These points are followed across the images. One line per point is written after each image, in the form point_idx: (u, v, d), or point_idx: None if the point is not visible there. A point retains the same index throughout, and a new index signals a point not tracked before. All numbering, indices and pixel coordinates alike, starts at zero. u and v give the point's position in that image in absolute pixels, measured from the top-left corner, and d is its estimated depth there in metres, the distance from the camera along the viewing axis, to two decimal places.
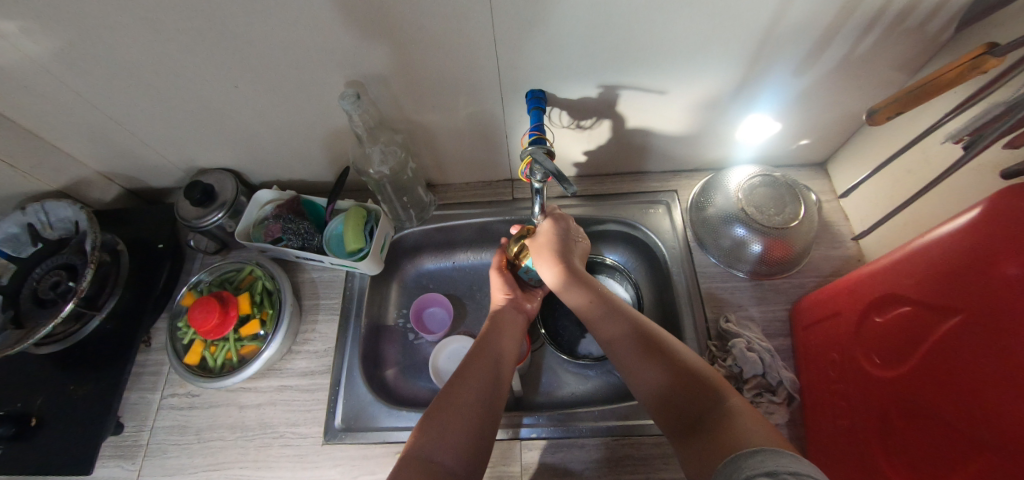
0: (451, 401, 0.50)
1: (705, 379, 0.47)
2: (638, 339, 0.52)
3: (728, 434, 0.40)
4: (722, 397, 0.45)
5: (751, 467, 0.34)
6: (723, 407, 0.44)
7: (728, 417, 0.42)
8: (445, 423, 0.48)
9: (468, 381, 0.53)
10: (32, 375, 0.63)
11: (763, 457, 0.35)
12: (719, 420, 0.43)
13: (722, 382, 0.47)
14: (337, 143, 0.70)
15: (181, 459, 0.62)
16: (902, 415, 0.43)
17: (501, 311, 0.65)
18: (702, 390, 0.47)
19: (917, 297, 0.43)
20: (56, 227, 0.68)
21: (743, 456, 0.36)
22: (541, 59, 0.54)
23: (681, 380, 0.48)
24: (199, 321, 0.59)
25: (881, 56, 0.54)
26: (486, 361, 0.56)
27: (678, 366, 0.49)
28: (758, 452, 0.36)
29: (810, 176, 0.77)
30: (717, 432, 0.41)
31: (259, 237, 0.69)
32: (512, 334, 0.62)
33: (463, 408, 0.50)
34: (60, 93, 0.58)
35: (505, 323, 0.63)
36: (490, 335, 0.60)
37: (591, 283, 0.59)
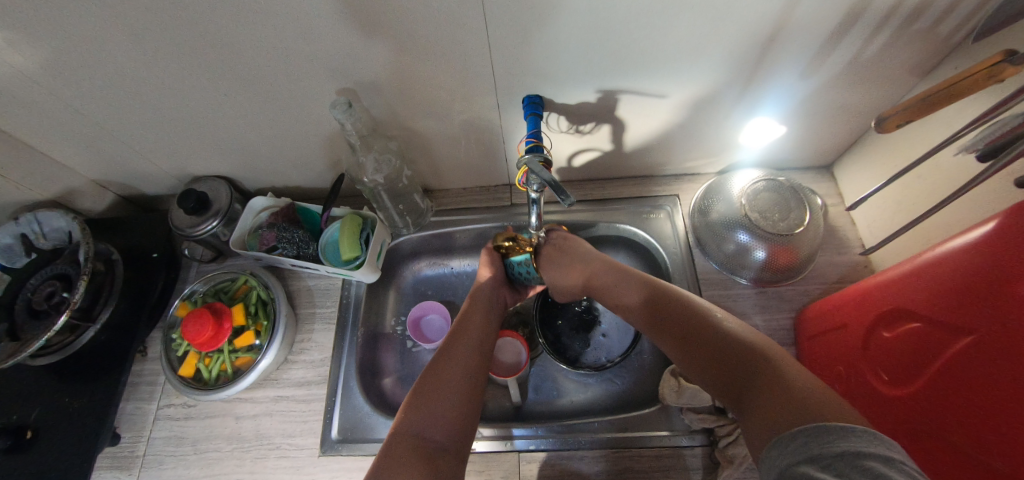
0: (435, 376, 0.49)
1: (749, 344, 0.42)
2: (651, 305, 0.52)
3: (781, 399, 0.35)
4: (771, 361, 0.39)
5: (797, 451, 0.30)
6: (772, 370, 0.38)
7: (782, 381, 0.36)
8: (432, 401, 0.47)
9: (452, 357, 0.52)
10: (28, 386, 0.63)
11: (805, 438, 0.30)
12: (770, 384, 0.37)
13: (772, 347, 0.41)
14: (331, 150, 0.69)
15: (177, 470, 0.61)
16: (913, 435, 0.42)
17: (481, 290, 0.63)
18: (747, 355, 0.41)
19: (925, 314, 0.42)
20: (51, 236, 0.68)
21: (793, 433, 0.32)
22: (536, 64, 0.52)
23: (720, 345, 0.43)
24: (192, 334, 0.58)
25: (889, 58, 0.52)
26: (470, 338, 0.55)
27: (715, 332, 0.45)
28: (807, 428, 0.31)
29: (816, 180, 0.75)
30: (766, 396, 0.36)
31: (255, 246, 0.68)
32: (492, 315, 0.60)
33: (449, 383, 0.48)
34: (49, 103, 0.57)
35: (484, 301, 0.61)
36: (470, 314, 0.59)
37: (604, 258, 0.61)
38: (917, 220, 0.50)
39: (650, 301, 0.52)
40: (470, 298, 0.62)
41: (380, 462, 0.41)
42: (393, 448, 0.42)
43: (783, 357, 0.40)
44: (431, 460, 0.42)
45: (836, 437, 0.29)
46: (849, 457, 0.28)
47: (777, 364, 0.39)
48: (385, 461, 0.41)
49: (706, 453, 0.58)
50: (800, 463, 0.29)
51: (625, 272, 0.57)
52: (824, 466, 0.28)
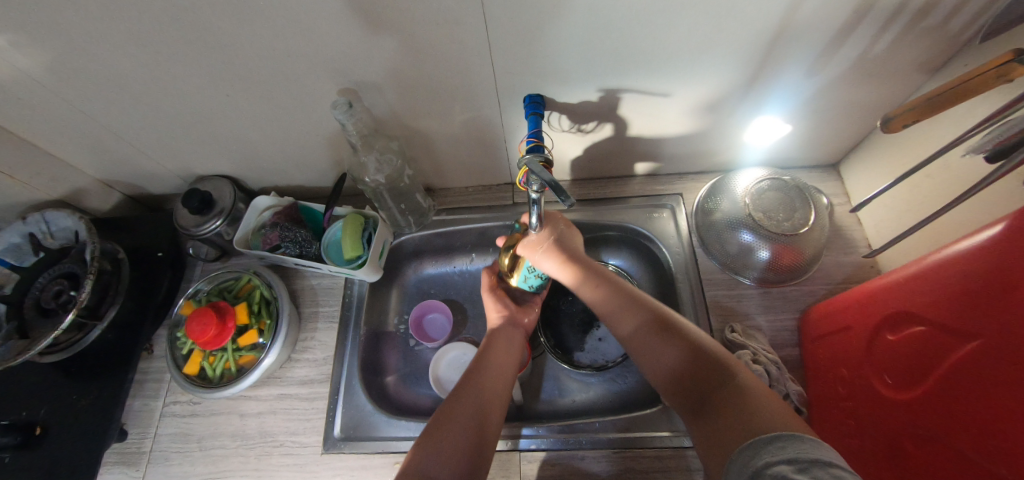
0: (447, 412, 0.50)
1: (715, 360, 0.46)
2: (656, 330, 0.51)
3: (741, 415, 0.39)
4: (732, 375, 0.43)
5: (769, 454, 0.34)
6: (733, 386, 0.42)
7: (741, 397, 0.41)
8: (441, 436, 0.47)
9: (465, 393, 0.52)
10: (37, 384, 0.64)
11: (782, 444, 0.34)
12: (732, 400, 0.41)
13: (733, 362, 0.45)
14: (333, 150, 0.69)
15: (183, 467, 0.62)
16: (918, 441, 0.41)
17: (500, 330, 0.64)
18: (713, 370, 0.45)
19: (931, 317, 0.41)
20: (58, 236, 0.69)
21: (758, 444, 0.35)
22: (537, 64, 0.52)
23: (690, 359, 0.47)
24: (196, 333, 0.58)
25: (897, 55, 0.51)
26: (486, 375, 0.55)
27: (684, 345, 0.48)
28: (778, 438, 0.34)
29: (822, 178, 0.74)
30: (730, 412, 0.40)
31: (258, 245, 0.68)
32: (508, 350, 0.61)
33: (460, 421, 0.49)
34: (54, 105, 0.57)
35: (501, 340, 0.62)
36: (487, 352, 0.60)
37: (609, 278, 0.58)
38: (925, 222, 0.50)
39: (654, 325, 0.51)
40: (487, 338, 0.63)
41: None
42: None
43: (742, 370, 0.44)
44: None
45: (809, 447, 0.33)
46: (821, 464, 0.31)
47: (737, 379, 0.43)
48: None
49: None
50: (776, 462, 0.33)
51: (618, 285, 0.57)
52: (800, 467, 0.31)
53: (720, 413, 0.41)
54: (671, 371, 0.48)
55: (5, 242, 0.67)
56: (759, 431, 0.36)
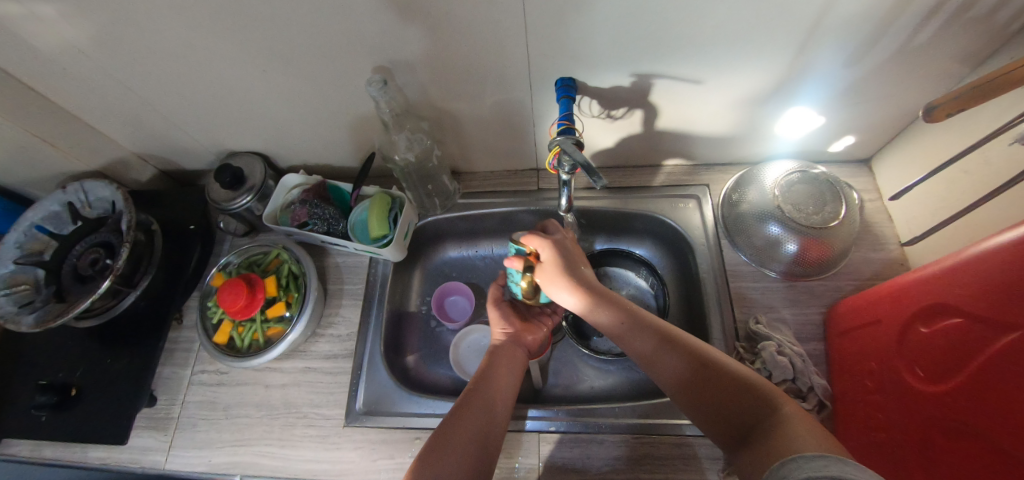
0: (455, 423, 0.50)
1: (745, 384, 0.45)
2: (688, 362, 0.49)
3: (776, 439, 0.38)
4: (774, 404, 0.41)
5: (809, 470, 0.32)
6: (772, 413, 0.41)
7: (781, 423, 0.39)
8: (446, 451, 0.47)
9: (473, 408, 0.52)
10: (72, 347, 0.66)
11: (826, 462, 0.32)
12: (771, 426, 0.39)
13: (772, 389, 0.43)
14: (361, 131, 0.70)
15: (209, 433, 0.64)
16: (949, 434, 0.41)
17: (500, 347, 0.62)
18: (748, 395, 0.43)
19: (968, 310, 0.41)
20: (95, 206, 0.71)
21: (796, 461, 0.34)
22: (572, 46, 0.52)
23: (712, 379, 0.46)
24: (227, 303, 0.60)
25: (942, 46, 0.50)
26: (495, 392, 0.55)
27: (687, 356, 0.49)
28: (821, 456, 0.33)
29: (853, 173, 0.73)
30: (765, 437, 0.39)
31: (287, 221, 0.70)
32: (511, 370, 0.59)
33: (464, 438, 0.49)
34: (96, 76, 0.59)
35: (502, 358, 0.60)
36: (490, 369, 0.58)
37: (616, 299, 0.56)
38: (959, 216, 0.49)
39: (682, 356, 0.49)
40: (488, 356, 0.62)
41: None
42: None
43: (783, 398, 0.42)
44: None
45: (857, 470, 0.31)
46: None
47: (775, 405, 0.41)
48: None
49: None
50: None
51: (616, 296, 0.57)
52: None
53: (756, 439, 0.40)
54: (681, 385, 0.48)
55: (45, 210, 0.69)
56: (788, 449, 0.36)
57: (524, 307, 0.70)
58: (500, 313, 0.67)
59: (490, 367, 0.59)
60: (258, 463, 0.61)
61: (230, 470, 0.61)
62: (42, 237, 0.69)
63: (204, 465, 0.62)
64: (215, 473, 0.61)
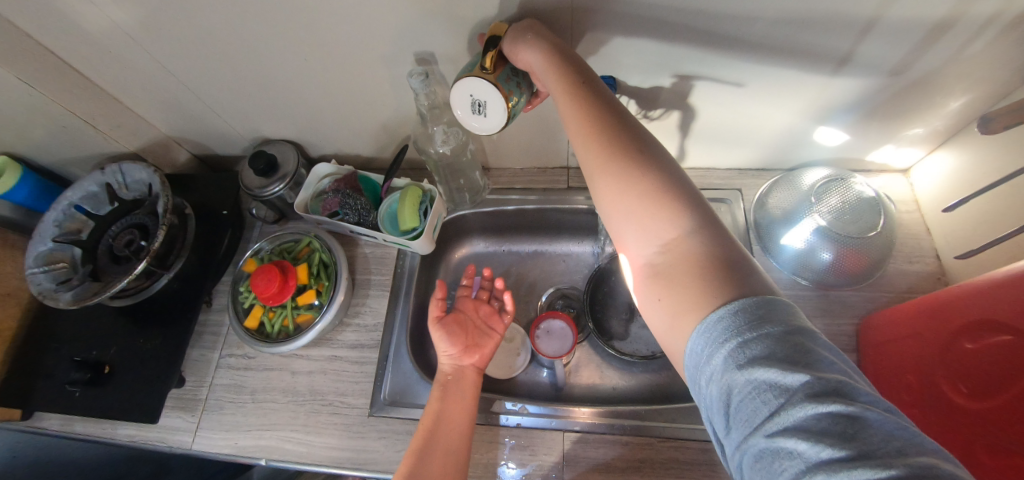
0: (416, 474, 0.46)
1: (668, 187, 0.37)
2: (622, 158, 0.39)
3: (713, 276, 0.32)
4: (703, 227, 0.35)
5: (725, 324, 0.29)
6: (689, 228, 0.35)
7: (719, 259, 0.33)
8: None
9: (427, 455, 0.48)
10: (106, 324, 0.68)
11: (745, 314, 0.28)
12: (685, 256, 0.34)
13: (696, 199, 0.37)
14: (395, 122, 0.70)
15: (236, 416, 0.65)
16: (994, 454, 0.40)
17: (448, 375, 0.58)
18: (671, 202, 0.36)
19: (1016, 326, 0.40)
20: (132, 188, 0.72)
21: (707, 316, 0.30)
22: (616, 45, 0.51)
23: (649, 184, 0.37)
24: (260, 288, 0.61)
25: (997, 57, 0.48)
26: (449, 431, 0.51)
27: (629, 154, 0.39)
28: (756, 305, 0.28)
29: (891, 184, 0.71)
30: (683, 271, 0.33)
31: (318, 209, 0.70)
32: (462, 400, 0.55)
33: None
34: (141, 60, 0.60)
35: (452, 389, 0.56)
36: (440, 405, 0.54)
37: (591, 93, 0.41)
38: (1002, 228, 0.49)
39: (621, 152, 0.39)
40: (438, 386, 0.57)
41: None
42: None
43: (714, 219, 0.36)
44: None
45: (782, 316, 0.28)
46: (786, 334, 0.27)
47: (700, 226, 0.35)
48: None
49: None
50: (727, 355, 0.27)
51: (588, 81, 0.42)
52: (774, 358, 0.26)
53: (673, 270, 0.34)
54: (601, 177, 0.40)
55: (84, 190, 0.70)
56: (711, 301, 0.31)
57: (469, 315, 0.65)
58: (443, 332, 0.61)
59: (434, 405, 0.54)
60: (283, 448, 0.62)
61: (256, 454, 0.62)
62: (79, 216, 0.70)
63: (231, 447, 0.63)
64: (241, 455, 0.62)
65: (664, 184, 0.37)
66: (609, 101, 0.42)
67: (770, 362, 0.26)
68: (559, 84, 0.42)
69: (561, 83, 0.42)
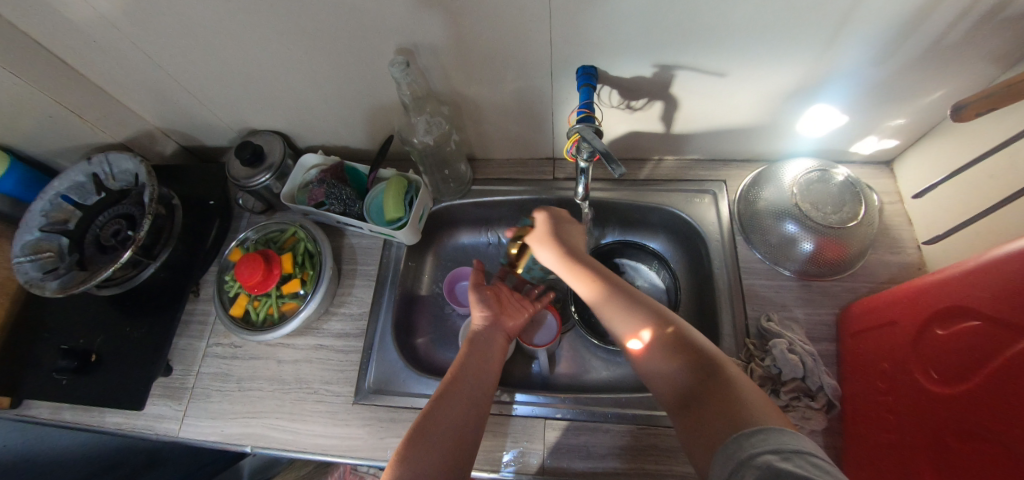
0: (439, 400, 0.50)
1: (695, 349, 0.47)
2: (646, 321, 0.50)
3: (727, 411, 0.40)
4: (722, 371, 0.44)
5: (754, 446, 0.35)
6: (717, 378, 0.44)
7: (729, 394, 0.42)
8: (426, 430, 0.47)
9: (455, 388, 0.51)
10: (93, 314, 0.68)
11: (764, 435, 0.36)
12: (714, 400, 0.42)
13: (718, 355, 0.46)
14: (381, 113, 0.70)
15: (222, 404, 0.65)
16: (958, 436, 0.41)
17: (478, 334, 0.59)
18: (699, 360, 0.46)
19: (987, 312, 0.40)
20: (119, 178, 0.72)
21: (742, 436, 0.37)
22: (596, 35, 0.51)
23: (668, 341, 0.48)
24: (245, 276, 0.61)
25: (974, 45, 0.48)
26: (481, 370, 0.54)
27: (651, 316, 0.50)
28: (761, 430, 0.37)
29: (874, 174, 0.72)
30: (713, 410, 0.41)
31: (304, 200, 0.71)
32: (484, 353, 0.57)
33: (448, 414, 0.49)
34: (127, 50, 0.60)
35: (479, 346, 0.57)
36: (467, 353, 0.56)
37: (600, 269, 0.57)
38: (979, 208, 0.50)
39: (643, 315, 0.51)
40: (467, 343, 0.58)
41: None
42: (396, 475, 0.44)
43: (726, 364, 0.45)
44: None
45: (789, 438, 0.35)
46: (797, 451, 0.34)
47: (726, 375, 0.44)
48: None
49: None
50: (760, 454, 0.35)
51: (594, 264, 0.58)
52: (788, 458, 0.33)
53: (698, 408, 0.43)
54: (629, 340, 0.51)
55: (70, 180, 0.70)
56: (734, 426, 0.38)
57: (505, 293, 0.67)
58: (479, 298, 0.63)
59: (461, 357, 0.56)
60: (268, 435, 0.62)
61: (242, 441, 0.63)
62: (66, 207, 0.70)
63: (216, 434, 0.64)
64: (227, 442, 0.63)
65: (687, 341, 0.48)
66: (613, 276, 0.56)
67: (789, 463, 0.33)
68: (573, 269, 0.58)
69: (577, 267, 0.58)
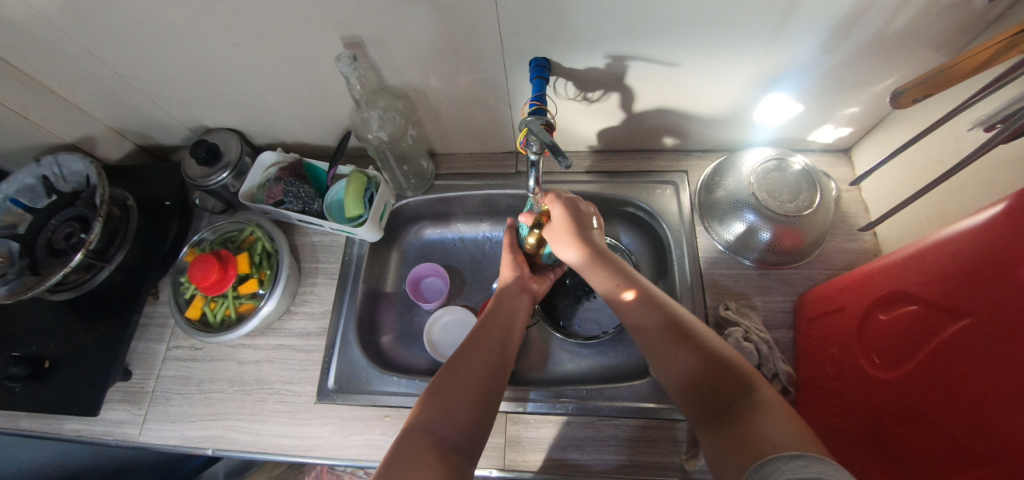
0: (459, 371, 0.50)
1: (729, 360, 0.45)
2: (674, 335, 0.48)
3: (755, 431, 0.37)
4: (752, 390, 0.41)
5: (792, 470, 0.31)
6: (751, 397, 0.41)
7: (755, 412, 0.39)
8: (448, 399, 0.47)
9: (474, 362, 0.51)
10: (47, 319, 0.67)
11: (805, 462, 0.32)
12: (748, 415, 0.39)
13: (753, 372, 0.44)
14: (337, 108, 0.69)
15: (183, 407, 0.65)
16: (898, 421, 0.42)
17: (502, 303, 0.61)
18: (729, 375, 0.44)
19: (924, 297, 0.41)
20: (70, 180, 0.70)
21: (777, 459, 0.33)
22: (544, 27, 0.50)
23: (698, 356, 0.46)
24: (198, 277, 0.61)
25: (917, 32, 0.49)
26: (495, 341, 0.55)
27: (680, 328, 0.48)
28: (800, 456, 0.32)
29: (832, 163, 0.72)
30: (740, 430, 0.38)
31: (263, 198, 0.69)
32: (511, 313, 0.60)
33: (467, 384, 0.49)
34: (68, 47, 0.58)
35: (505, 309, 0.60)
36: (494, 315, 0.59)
37: (614, 261, 0.56)
38: (916, 197, 0.50)
39: (669, 327, 0.49)
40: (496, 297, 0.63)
41: (394, 456, 0.42)
42: (408, 442, 0.43)
43: (759, 384, 0.42)
44: (445, 458, 0.42)
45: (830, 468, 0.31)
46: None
47: (756, 396, 0.41)
48: (397, 454, 0.41)
49: (692, 428, 0.59)
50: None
51: (611, 257, 0.57)
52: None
53: (724, 427, 0.40)
54: (653, 348, 0.49)
55: (19, 183, 0.68)
56: (763, 450, 0.35)
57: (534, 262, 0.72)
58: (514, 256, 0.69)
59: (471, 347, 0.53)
60: (229, 437, 0.62)
61: (202, 444, 0.62)
62: (16, 210, 0.68)
63: (176, 438, 0.63)
64: (188, 445, 0.62)
65: (716, 356, 0.45)
66: (627, 270, 0.55)
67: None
68: (587, 260, 0.57)
69: (591, 261, 0.57)
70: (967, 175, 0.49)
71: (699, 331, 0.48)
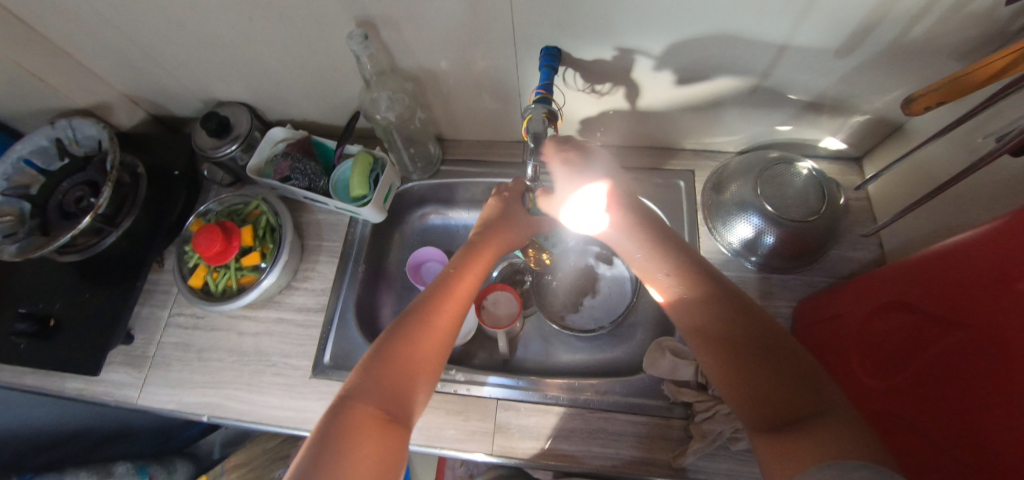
0: (405, 339, 0.46)
1: (788, 360, 0.40)
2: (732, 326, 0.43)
3: (814, 437, 0.33)
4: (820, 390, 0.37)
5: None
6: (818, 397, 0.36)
7: (820, 416, 0.35)
8: (388, 368, 0.44)
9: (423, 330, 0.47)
10: (54, 280, 0.68)
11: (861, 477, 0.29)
12: (804, 420, 0.35)
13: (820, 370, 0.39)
14: (347, 87, 0.69)
15: (182, 373, 0.66)
16: (891, 427, 0.42)
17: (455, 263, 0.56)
18: (791, 371, 0.39)
19: (920, 308, 0.41)
20: (83, 144, 0.71)
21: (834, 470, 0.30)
22: (555, 16, 0.50)
23: (757, 348, 0.41)
24: (202, 247, 0.61)
25: (936, 41, 0.48)
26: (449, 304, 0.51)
27: (740, 319, 0.43)
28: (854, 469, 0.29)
29: (841, 170, 0.71)
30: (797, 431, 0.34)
31: (270, 173, 0.70)
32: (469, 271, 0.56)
33: (415, 355, 0.46)
34: (85, 14, 0.59)
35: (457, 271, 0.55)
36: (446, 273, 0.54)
37: (667, 232, 0.53)
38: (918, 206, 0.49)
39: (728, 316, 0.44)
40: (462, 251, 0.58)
41: (328, 429, 0.39)
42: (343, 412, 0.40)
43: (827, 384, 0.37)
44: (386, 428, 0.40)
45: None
46: None
47: (825, 397, 0.36)
48: (329, 427, 0.39)
49: (682, 426, 0.59)
50: None
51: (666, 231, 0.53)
52: None
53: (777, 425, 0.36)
54: (704, 334, 0.45)
55: (33, 143, 0.69)
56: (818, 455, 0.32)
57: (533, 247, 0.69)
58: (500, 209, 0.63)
59: (421, 314, 0.48)
60: (225, 405, 0.63)
61: (199, 410, 0.63)
62: (29, 171, 0.69)
63: (175, 403, 0.64)
64: (185, 411, 0.63)
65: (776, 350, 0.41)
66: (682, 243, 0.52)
67: None
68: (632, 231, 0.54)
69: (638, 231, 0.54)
70: (977, 188, 0.49)
71: (763, 321, 0.43)
